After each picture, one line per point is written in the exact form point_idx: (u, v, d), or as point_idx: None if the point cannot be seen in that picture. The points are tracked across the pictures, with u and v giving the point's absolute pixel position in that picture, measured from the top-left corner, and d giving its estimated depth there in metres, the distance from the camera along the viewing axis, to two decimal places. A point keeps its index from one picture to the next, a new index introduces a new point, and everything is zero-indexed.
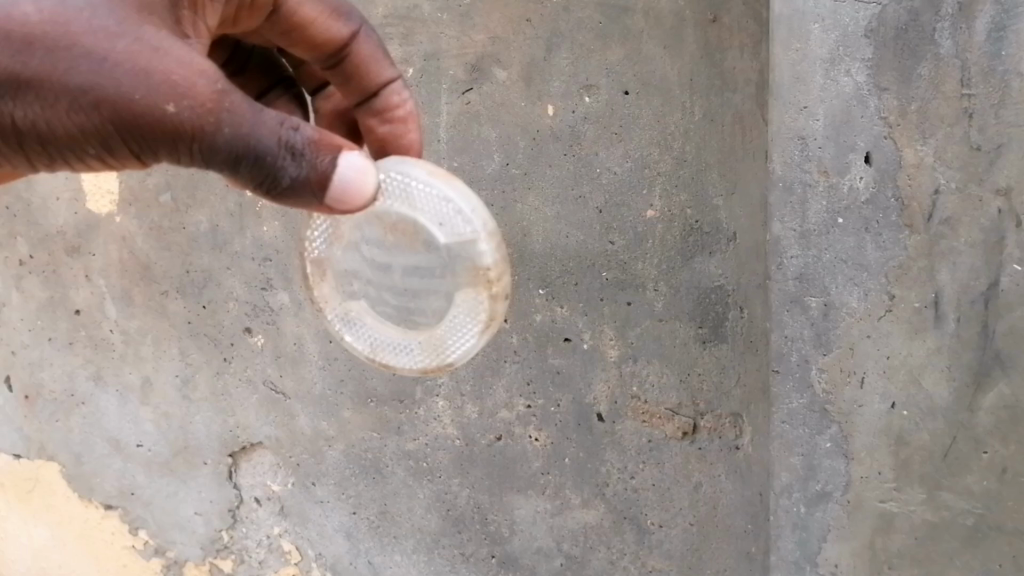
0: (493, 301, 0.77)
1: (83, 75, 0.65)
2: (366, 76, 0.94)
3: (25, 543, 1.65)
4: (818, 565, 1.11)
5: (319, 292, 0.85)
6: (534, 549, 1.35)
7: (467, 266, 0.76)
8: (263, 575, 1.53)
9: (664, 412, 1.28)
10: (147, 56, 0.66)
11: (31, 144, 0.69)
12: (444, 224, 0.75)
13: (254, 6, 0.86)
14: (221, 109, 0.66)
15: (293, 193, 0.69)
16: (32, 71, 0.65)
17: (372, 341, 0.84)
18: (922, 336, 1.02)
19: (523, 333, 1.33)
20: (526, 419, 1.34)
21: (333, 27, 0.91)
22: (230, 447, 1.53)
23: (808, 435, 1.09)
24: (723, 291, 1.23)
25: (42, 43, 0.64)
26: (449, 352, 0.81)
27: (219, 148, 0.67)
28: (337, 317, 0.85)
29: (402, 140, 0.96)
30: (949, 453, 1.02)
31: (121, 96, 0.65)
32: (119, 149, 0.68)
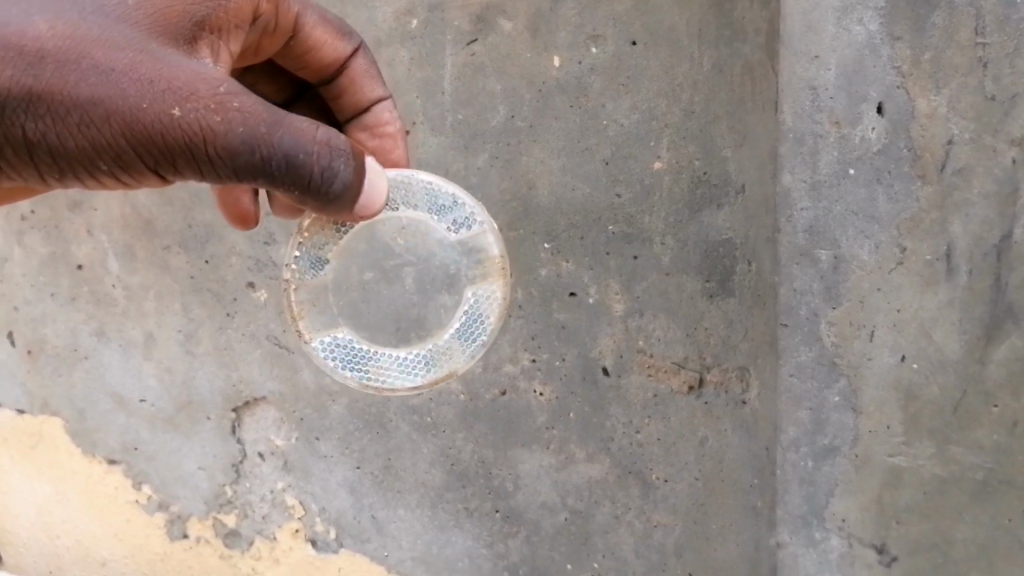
0: (501, 289, 1.03)
1: (94, 87, 0.71)
2: (362, 91, 1.10)
3: (27, 499, 1.63)
4: (825, 520, 1.10)
5: (305, 324, 1.03)
6: (539, 504, 1.35)
7: (479, 258, 1.02)
8: (266, 530, 1.53)
9: (671, 366, 1.27)
10: (153, 67, 0.73)
11: (46, 159, 0.75)
12: (455, 223, 1.02)
13: (276, 31, 1.00)
14: (231, 112, 0.73)
15: (310, 189, 0.78)
16: (44, 84, 0.71)
17: (371, 364, 1.03)
18: (933, 288, 1.00)
19: (527, 288, 1.32)
20: (531, 373, 1.33)
21: (339, 47, 1.06)
22: (234, 402, 1.53)
23: (817, 389, 1.09)
24: (731, 245, 1.21)
25: (55, 57, 0.71)
26: (458, 353, 1.03)
27: (236, 151, 0.74)
28: (325, 347, 1.04)
29: (390, 153, 1.12)
30: (960, 406, 1.00)
31: (132, 107, 0.72)
32: (134, 162, 0.75)
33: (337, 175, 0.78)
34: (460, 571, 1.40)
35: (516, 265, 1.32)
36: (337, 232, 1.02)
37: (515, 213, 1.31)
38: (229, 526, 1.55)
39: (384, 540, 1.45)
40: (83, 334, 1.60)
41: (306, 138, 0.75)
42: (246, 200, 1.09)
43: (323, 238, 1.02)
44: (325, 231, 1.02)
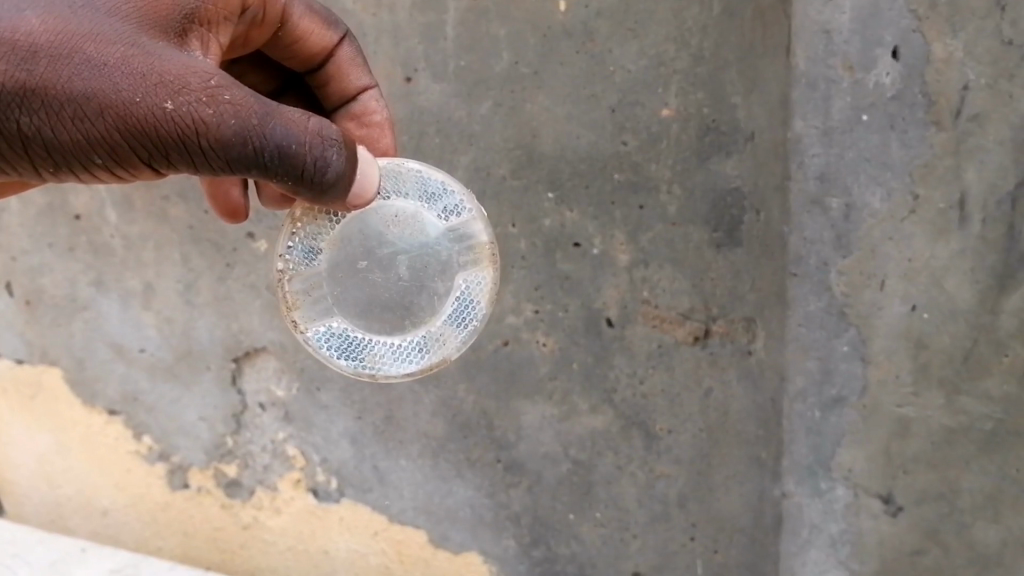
0: (492, 275, 0.99)
1: (87, 80, 0.73)
2: (346, 79, 1.09)
3: (28, 450, 1.62)
4: (831, 470, 1.14)
5: (301, 313, 0.97)
6: (541, 455, 1.35)
7: (469, 245, 0.98)
8: (267, 479, 1.53)
9: (675, 317, 1.25)
10: (144, 62, 0.76)
11: (38, 154, 0.76)
12: (445, 210, 0.98)
13: (264, 22, 1.00)
14: (222, 104, 0.75)
15: (304, 179, 0.80)
16: (38, 79, 0.73)
17: (366, 353, 0.97)
18: (946, 237, 1.03)
19: (531, 238, 1.30)
20: (534, 324, 1.32)
21: (326, 36, 1.06)
22: (234, 352, 1.52)
23: (825, 339, 1.11)
24: (740, 193, 1.19)
25: (46, 52, 0.74)
26: (451, 339, 0.98)
27: (228, 143, 0.76)
28: (321, 337, 0.98)
29: (377, 142, 1.10)
30: (969, 356, 1.02)
31: (123, 99, 0.74)
32: (126, 156, 0.76)
33: (332, 166, 0.80)
34: (461, 520, 1.41)
35: (519, 215, 1.30)
36: (330, 220, 0.96)
37: (518, 161, 1.29)
38: (230, 476, 1.55)
39: (386, 490, 1.45)
40: (82, 285, 1.58)
41: (298, 129, 0.78)
42: (235, 192, 1.13)
43: (316, 228, 0.97)
44: (317, 220, 0.96)
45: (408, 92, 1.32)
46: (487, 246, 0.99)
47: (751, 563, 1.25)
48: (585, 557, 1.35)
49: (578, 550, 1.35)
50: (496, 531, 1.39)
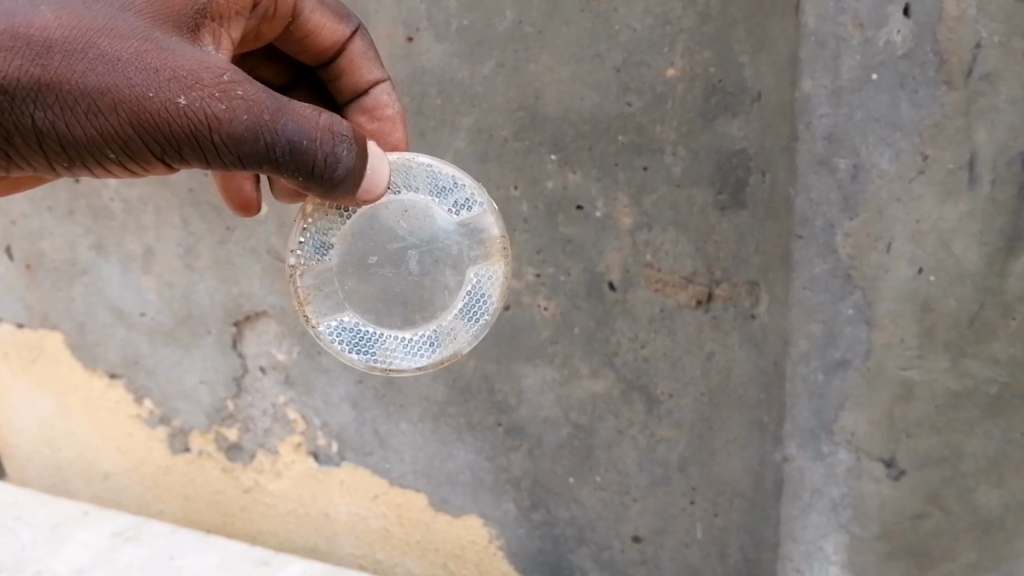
0: (502, 268, 1.01)
1: (101, 75, 0.77)
2: (358, 72, 1.13)
3: (32, 411, 1.64)
4: (833, 433, 1.12)
5: (313, 308, 1.00)
6: (542, 419, 1.35)
7: (480, 239, 1.00)
8: (268, 443, 1.53)
9: (678, 281, 1.24)
10: (158, 58, 0.79)
11: (56, 147, 0.80)
12: (456, 205, 1.00)
13: (276, 17, 1.04)
14: (233, 100, 0.79)
15: (313, 174, 0.83)
16: (54, 74, 0.77)
17: (378, 347, 0.99)
18: (955, 198, 1.01)
19: (534, 201, 1.29)
20: (535, 288, 1.31)
21: (337, 31, 1.09)
22: (234, 316, 1.51)
23: (830, 301, 1.09)
24: (746, 154, 1.18)
25: (61, 47, 0.77)
26: (461, 333, 1.00)
27: (239, 137, 0.79)
28: (333, 331, 1.00)
29: (387, 135, 1.14)
30: (975, 320, 1.02)
31: (136, 95, 0.77)
32: (139, 150, 0.80)
33: (340, 162, 0.83)
34: (462, 484, 1.41)
35: (523, 178, 1.28)
36: (340, 215, 0.98)
37: (521, 123, 1.27)
38: (231, 439, 1.55)
39: (386, 453, 1.45)
40: (82, 249, 1.57)
41: (307, 125, 0.81)
42: (249, 186, 1.17)
43: (327, 223, 0.99)
44: (328, 215, 0.98)
45: (410, 52, 1.31)
46: (498, 240, 1.01)
47: (751, 527, 1.25)
48: (584, 521, 1.35)
49: (578, 513, 1.35)
50: (496, 494, 1.40)
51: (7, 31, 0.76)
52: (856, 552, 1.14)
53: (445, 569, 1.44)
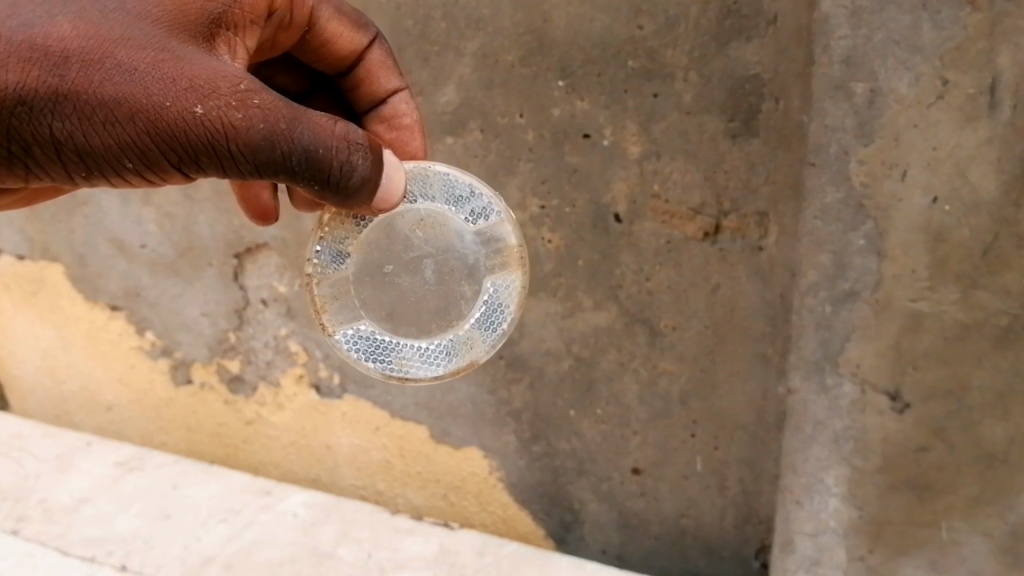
0: (521, 278, 0.97)
1: (119, 85, 0.74)
2: (376, 81, 1.09)
3: (34, 343, 1.64)
4: (839, 366, 1.09)
5: (329, 316, 0.96)
6: (544, 351, 1.34)
7: (498, 248, 0.96)
8: (270, 375, 1.52)
9: (686, 212, 1.22)
10: (174, 65, 0.76)
11: (69, 159, 0.77)
12: (473, 214, 0.95)
13: (291, 26, 1.01)
14: (252, 109, 0.76)
15: (331, 185, 0.80)
16: (69, 83, 0.73)
17: (393, 356, 0.95)
18: (974, 125, 0.99)
19: (539, 128, 1.26)
20: (540, 220, 1.29)
21: (354, 39, 1.06)
22: (235, 249, 1.49)
23: (841, 232, 1.05)
24: (759, 81, 1.15)
25: (75, 55, 0.74)
26: (480, 342, 0.96)
27: (257, 146, 0.76)
28: (348, 340, 0.96)
29: (405, 146, 1.10)
30: (990, 251, 1.01)
31: (153, 104, 0.74)
32: (156, 160, 0.77)
33: (358, 172, 0.81)
34: (462, 416, 1.41)
35: (529, 106, 1.26)
36: (357, 223, 0.94)
37: (529, 47, 1.24)
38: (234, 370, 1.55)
39: (389, 386, 1.44)
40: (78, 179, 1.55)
41: (326, 134, 0.78)
42: (265, 194, 1.12)
43: (343, 232, 0.95)
44: (345, 224, 0.94)
45: None
46: (516, 249, 0.96)
47: (751, 460, 1.27)
48: (584, 453, 1.36)
49: (578, 446, 1.36)
50: (496, 427, 1.40)
51: (21, 41, 0.73)
52: (856, 484, 1.11)
53: (445, 500, 1.45)
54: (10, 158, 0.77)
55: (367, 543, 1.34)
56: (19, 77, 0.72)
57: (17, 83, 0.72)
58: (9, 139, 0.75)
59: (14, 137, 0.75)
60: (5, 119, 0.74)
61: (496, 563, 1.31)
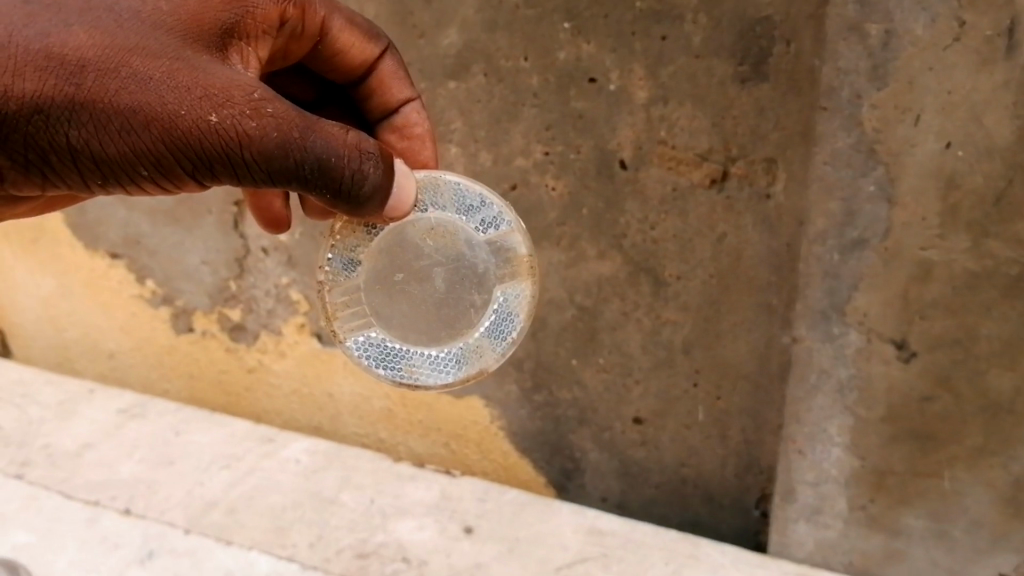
0: (531, 288, 0.96)
1: (134, 94, 0.74)
2: (389, 91, 1.08)
3: (35, 292, 1.63)
4: (845, 315, 1.10)
5: (340, 323, 0.95)
6: (545, 300, 1.32)
7: (509, 257, 0.95)
8: (271, 324, 1.52)
9: (693, 159, 1.20)
10: (188, 75, 0.76)
11: (86, 168, 0.77)
12: (483, 223, 0.94)
13: (303, 36, 1.00)
14: (266, 117, 0.76)
15: (343, 194, 0.80)
16: (85, 92, 0.73)
17: (403, 362, 0.94)
18: (990, 68, 0.98)
19: (543, 74, 1.23)
20: (544, 167, 1.27)
21: (367, 50, 1.04)
22: (236, 196, 1.47)
23: (851, 178, 1.06)
24: (771, 24, 1.13)
25: (91, 65, 0.74)
26: (489, 352, 0.95)
27: (271, 155, 0.76)
28: (359, 346, 0.95)
29: (418, 155, 1.10)
30: (1002, 198, 1.00)
31: (168, 112, 0.74)
32: (171, 169, 0.77)
33: (371, 181, 0.80)
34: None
35: (534, 50, 1.23)
36: (367, 232, 0.94)
37: None
38: (235, 319, 1.54)
39: None
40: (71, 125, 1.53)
41: (339, 143, 0.78)
42: (279, 203, 1.13)
43: (354, 241, 0.94)
44: (356, 232, 0.94)
45: None
46: (526, 258, 0.95)
47: (754, 410, 1.27)
48: (586, 403, 1.35)
49: (580, 395, 1.35)
50: (498, 377, 1.40)
51: (38, 50, 0.73)
52: (858, 435, 1.13)
53: (446, 448, 1.46)
54: (27, 167, 0.77)
55: (369, 489, 1.36)
56: (35, 86, 0.72)
57: (34, 92, 0.72)
58: (26, 148, 0.75)
59: (31, 146, 0.75)
60: (22, 128, 0.73)
61: (497, 509, 1.32)
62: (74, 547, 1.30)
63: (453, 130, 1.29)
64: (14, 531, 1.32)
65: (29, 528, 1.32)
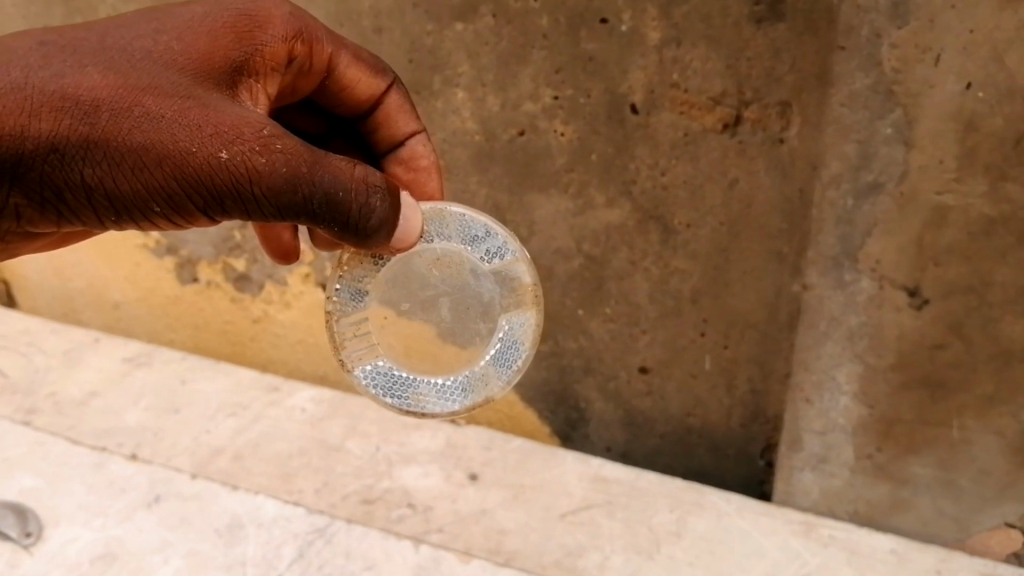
0: (536, 316, 0.98)
1: (146, 132, 0.78)
2: (394, 125, 1.11)
3: None
4: (857, 262, 1.13)
5: (347, 353, 0.97)
6: (553, 250, 1.32)
7: (514, 286, 0.97)
8: (276, 274, 1.50)
9: (705, 103, 1.15)
10: (199, 113, 0.80)
11: (101, 204, 0.81)
12: (488, 253, 0.96)
13: (311, 72, 1.03)
14: (275, 153, 0.79)
15: (351, 227, 0.82)
16: (98, 131, 0.78)
17: (410, 392, 0.97)
18: (1014, 6, 0.96)
19: (554, 14, 1.17)
20: (553, 112, 1.23)
21: (373, 84, 1.08)
22: None
23: (868, 120, 1.07)
24: None
25: (106, 106, 0.79)
26: (495, 380, 0.97)
27: (280, 190, 0.79)
28: (366, 374, 0.98)
29: (424, 186, 1.12)
30: (1021, 141, 1.01)
31: (179, 150, 0.78)
32: (183, 205, 0.80)
33: (377, 214, 0.83)
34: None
35: None
36: (374, 262, 0.96)
37: None
38: (239, 270, 1.53)
39: None
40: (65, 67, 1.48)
41: (345, 177, 0.81)
42: (287, 235, 1.14)
43: (362, 271, 0.96)
44: (363, 263, 0.96)
45: None
46: (531, 287, 0.97)
47: (762, 359, 1.26)
48: (591, 353, 1.37)
49: (585, 346, 1.36)
50: None
51: (53, 91, 0.78)
52: (868, 382, 1.18)
53: None
54: (45, 205, 0.82)
55: (375, 438, 1.35)
56: (50, 126, 0.78)
57: (48, 131, 0.77)
58: (42, 185, 0.80)
59: (48, 184, 0.80)
60: (38, 166, 0.79)
61: (501, 458, 1.32)
62: (82, 491, 1.30)
63: (459, 74, 1.26)
64: (21, 474, 1.32)
65: (36, 472, 1.32)
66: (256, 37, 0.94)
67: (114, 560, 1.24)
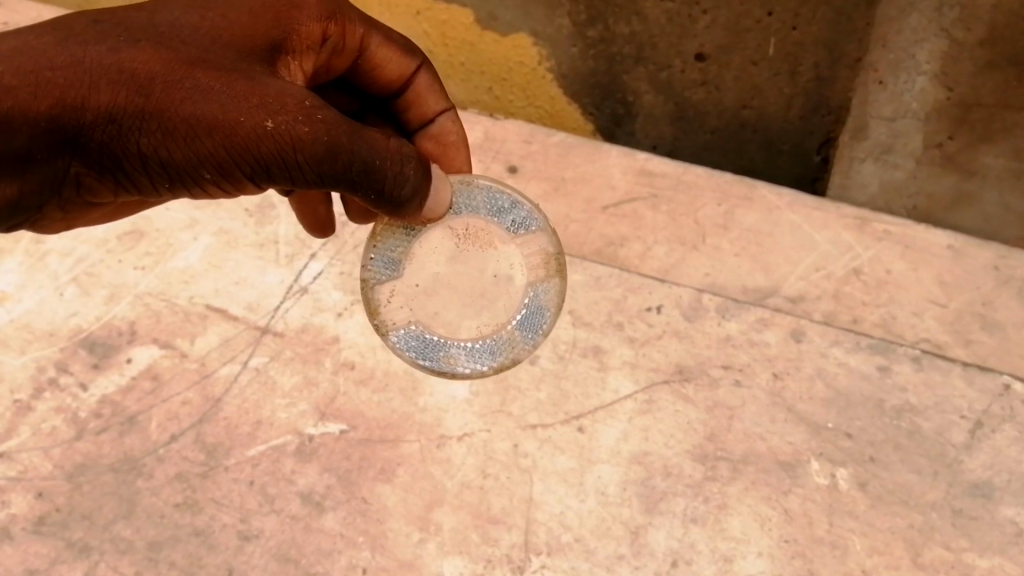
0: (558, 283, 1.00)
1: (197, 103, 0.76)
2: (422, 104, 1.04)
3: None
4: None
5: (383, 318, 1.00)
6: None
7: (540, 256, 0.99)
8: None
9: None
10: (245, 85, 0.77)
11: (155, 171, 0.79)
12: (513, 224, 0.99)
13: (344, 51, 0.96)
14: (316, 122, 0.75)
15: (386, 196, 0.80)
16: (153, 102, 0.76)
17: (442, 354, 0.99)
18: None
19: None
20: None
21: (404, 64, 1.00)
22: None
23: None
24: None
25: (161, 78, 0.76)
26: (521, 344, 0.99)
27: (321, 158, 0.75)
28: (400, 339, 1.00)
29: (452, 161, 1.05)
30: None
31: (228, 120, 0.75)
32: (231, 173, 0.78)
33: (411, 183, 0.80)
34: None
35: None
36: (406, 232, 0.99)
37: None
38: None
39: None
40: None
41: (382, 147, 0.78)
42: (322, 208, 1.07)
43: (395, 240, 0.99)
44: (396, 233, 0.99)
45: None
46: (555, 256, 1.00)
47: (831, 41, 1.16)
48: (645, 38, 1.24)
49: (639, 30, 1.23)
50: (550, 9, 1.25)
51: (111, 64, 0.76)
52: (951, 61, 1.10)
53: (489, 93, 1.41)
54: (104, 172, 0.80)
55: None
56: (110, 97, 0.76)
57: (108, 102, 0.76)
58: (102, 154, 0.78)
59: (107, 152, 0.78)
60: (97, 136, 0.77)
61: (544, 149, 1.23)
62: None
63: None
64: None
65: None
66: (292, 18, 0.88)
67: (143, 237, 1.21)
